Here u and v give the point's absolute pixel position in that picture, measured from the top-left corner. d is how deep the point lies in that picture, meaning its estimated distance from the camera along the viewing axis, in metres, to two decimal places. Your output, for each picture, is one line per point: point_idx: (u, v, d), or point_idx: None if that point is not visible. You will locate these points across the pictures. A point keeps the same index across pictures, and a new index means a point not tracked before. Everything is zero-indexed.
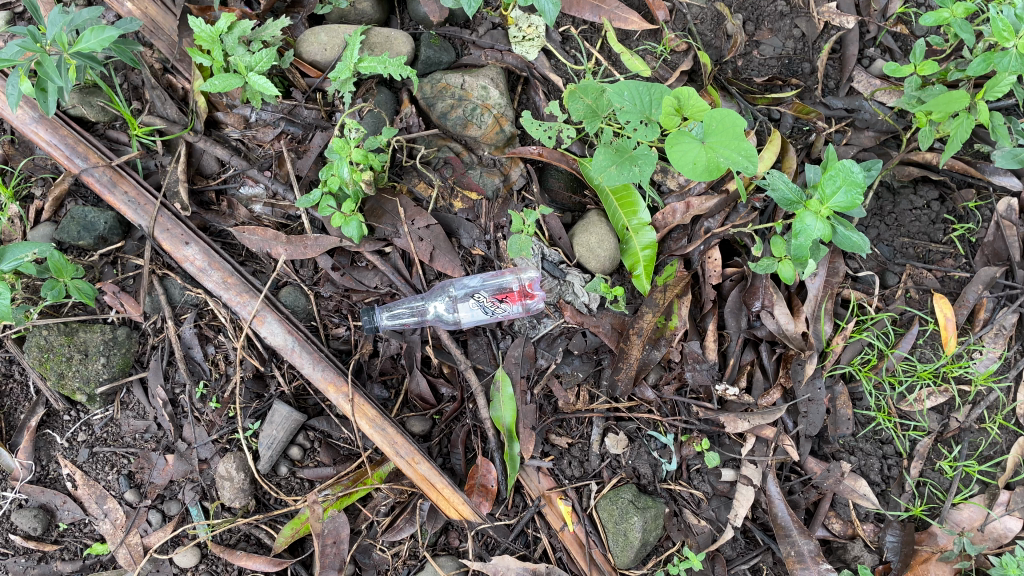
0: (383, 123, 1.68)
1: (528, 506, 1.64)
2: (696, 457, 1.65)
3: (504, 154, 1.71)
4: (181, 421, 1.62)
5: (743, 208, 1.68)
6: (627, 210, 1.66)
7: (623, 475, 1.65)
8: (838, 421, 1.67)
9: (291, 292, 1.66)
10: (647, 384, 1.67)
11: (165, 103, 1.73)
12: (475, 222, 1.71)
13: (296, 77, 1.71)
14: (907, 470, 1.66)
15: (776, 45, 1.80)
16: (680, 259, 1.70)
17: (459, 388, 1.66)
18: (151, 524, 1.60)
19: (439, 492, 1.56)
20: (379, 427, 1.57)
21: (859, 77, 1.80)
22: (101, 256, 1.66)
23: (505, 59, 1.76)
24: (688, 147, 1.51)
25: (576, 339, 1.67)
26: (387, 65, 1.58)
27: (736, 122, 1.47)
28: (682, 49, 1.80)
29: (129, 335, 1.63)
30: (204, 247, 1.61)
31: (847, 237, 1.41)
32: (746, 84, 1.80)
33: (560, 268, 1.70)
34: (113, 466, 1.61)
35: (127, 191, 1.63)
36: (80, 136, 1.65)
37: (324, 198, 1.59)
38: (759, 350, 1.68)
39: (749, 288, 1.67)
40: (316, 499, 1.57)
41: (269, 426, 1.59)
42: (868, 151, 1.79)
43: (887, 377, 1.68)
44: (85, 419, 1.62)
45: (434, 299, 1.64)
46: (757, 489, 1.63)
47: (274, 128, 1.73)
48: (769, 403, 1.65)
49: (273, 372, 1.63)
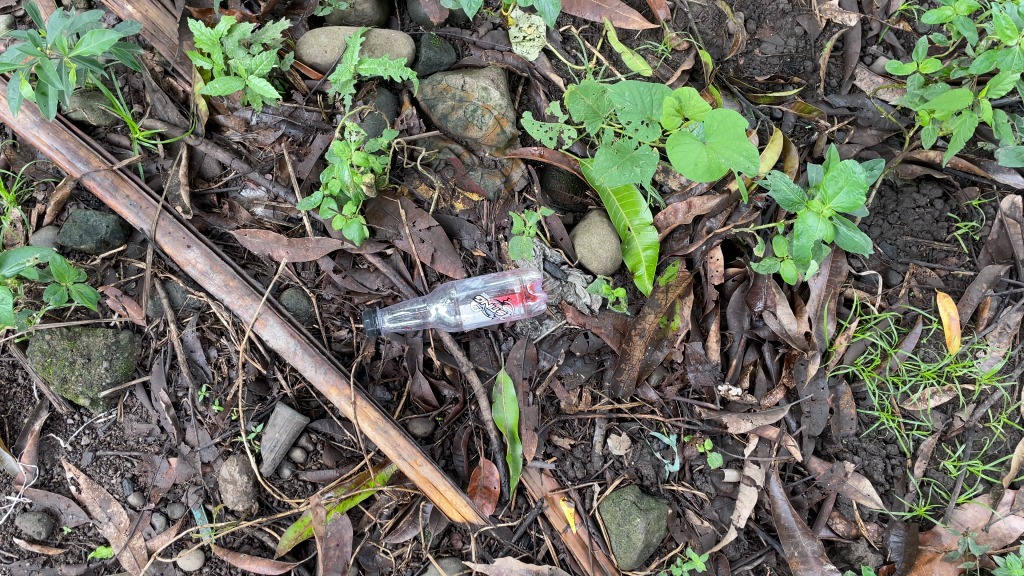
0: (384, 124, 1.68)
1: (530, 507, 1.64)
2: (699, 458, 1.65)
3: (505, 155, 1.71)
4: (184, 424, 1.62)
5: (745, 207, 1.68)
6: (630, 211, 1.66)
7: (626, 476, 1.64)
8: (842, 421, 1.66)
9: (293, 295, 1.66)
10: (649, 385, 1.67)
11: (166, 106, 1.73)
12: (476, 223, 1.71)
13: (296, 79, 1.71)
14: (911, 470, 1.66)
15: (778, 44, 1.79)
16: (682, 259, 1.70)
17: (462, 390, 1.66)
18: (155, 527, 1.60)
19: (442, 494, 1.57)
20: (382, 430, 1.57)
21: (861, 75, 1.79)
22: (102, 260, 1.66)
23: (505, 60, 1.76)
24: (689, 147, 1.50)
25: (579, 340, 1.67)
26: (387, 66, 1.58)
27: (737, 122, 1.45)
28: (683, 49, 1.79)
29: (132, 339, 1.63)
30: (205, 251, 1.61)
31: (849, 237, 1.40)
32: (748, 83, 1.80)
33: (562, 269, 1.70)
34: (116, 469, 1.61)
35: (128, 194, 1.63)
36: (81, 140, 1.65)
37: (325, 199, 1.59)
38: (762, 350, 1.68)
39: (752, 288, 1.67)
40: (319, 501, 1.57)
41: (272, 428, 1.59)
42: (870, 150, 1.78)
43: (890, 377, 1.67)
44: (89, 423, 1.62)
45: (435, 300, 1.64)
46: (760, 490, 1.63)
47: (275, 131, 1.73)
48: (773, 404, 1.65)
49: (276, 375, 1.63)
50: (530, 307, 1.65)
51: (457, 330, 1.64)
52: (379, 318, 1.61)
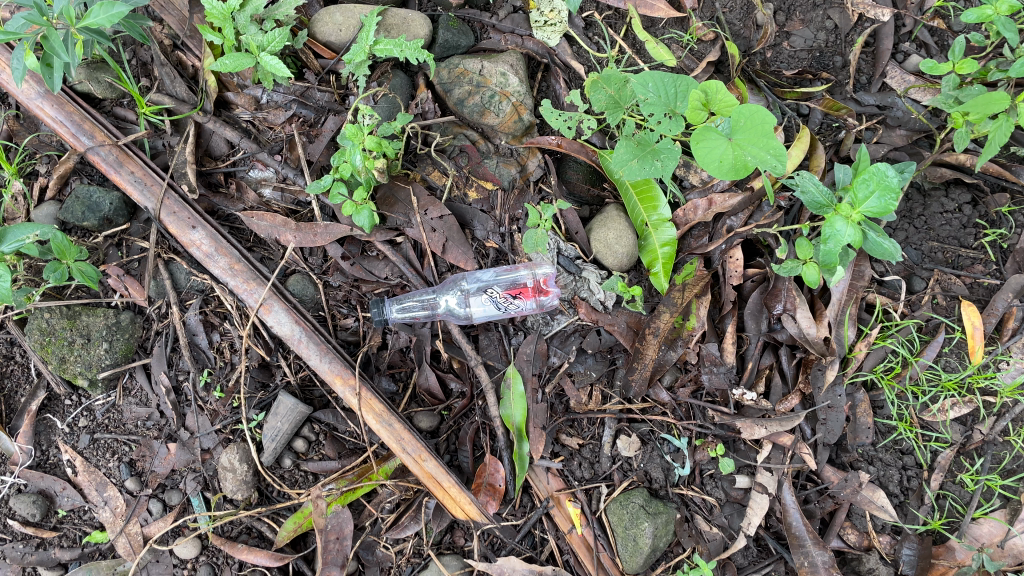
0: (398, 108, 1.63)
1: (535, 507, 1.60)
2: (710, 462, 1.60)
3: (522, 144, 1.66)
4: (184, 409, 1.58)
5: (768, 206, 1.62)
6: (648, 206, 1.61)
7: (634, 478, 1.60)
8: (857, 430, 1.62)
9: (299, 280, 1.61)
10: (662, 386, 1.62)
11: (174, 81, 1.68)
12: (490, 213, 1.66)
13: (309, 58, 1.66)
14: (927, 482, 1.61)
15: (807, 37, 1.73)
16: (700, 257, 1.65)
17: (469, 384, 1.62)
18: (151, 514, 1.56)
19: (446, 491, 1.52)
20: (387, 422, 1.53)
21: (892, 73, 1.73)
22: (105, 237, 1.62)
23: (525, 45, 1.71)
24: (714, 143, 1.45)
25: (590, 337, 1.63)
26: (403, 49, 1.52)
27: (766, 119, 1.40)
28: (708, 39, 1.73)
29: (133, 320, 1.59)
30: (211, 232, 1.58)
31: (877, 244, 1.34)
32: (775, 77, 1.75)
33: (576, 263, 1.65)
34: (113, 453, 1.58)
35: (133, 171, 1.59)
36: (86, 113, 1.60)
37: (335, 183, 1.55)
38: (779, 354, 1.64)
39: (771, 290, 1.62)
40: (319, 494, 1.54)
41: (273, 417, 1.55)
42: (899, 151, 1.72)
43: (910, 387, 1.62)
44: (87, 404, 1.59)
45: (445, 292, 1.60)
46: (772, 498, 1.58)
47: (286, 111, 1.67)
48: (788, 409, 1.60)
49: (279, 363, 1.59)
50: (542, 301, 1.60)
51: (467, 322, 1.59)
52: (387, 308, 1.57)
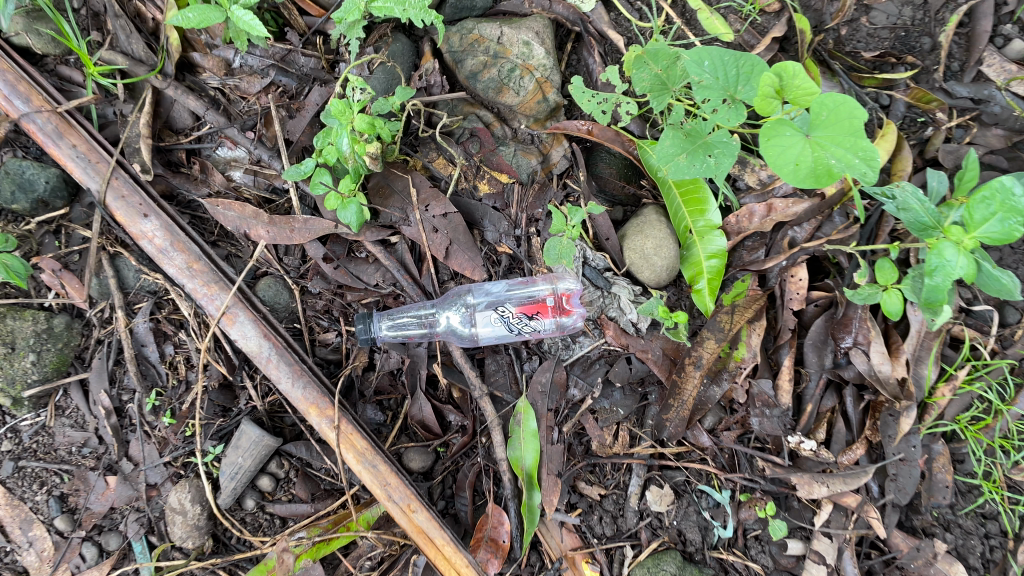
0: (397, 80, 1.35)
1: (545, 568, 1.33)
2: (756, 522, 1.34)
3: (544, 129, 1.39)
4: (127, 436, 1.32)
5: (840, 217, 1.34)
6: (693, 210, 1.35)
7: (665, 539, 1.33)
8: (933, 489, 1.35)
9: (271, 284, 1.33)
10: (702, 428, 1.35)
11: (130, 36, 1.38)
12: (503, 211, 1.38)
13: (292, 15, 1.37)
14: (1014, 556, 1.33)
15: (891, 12, 1.43)
16: (754, 275, 1.38)
17: (471, 418, 1.35)
18: (85, 560, 1.29)
19: (439, 550, 1.25)
20: (369, 464, 1.26)
21: (990, 59, 1.42)
22: (39, 224, 1.33)
23: (553, 8, 1.41)
24: (789, 141, 1.16)
25: (619, 367, 1.36)
26: (406, 8, 1.23)
27: (855, 112, 1.12)
28: (773, 10, 1.44)
29: (69, 326, 1.32)
30: (166, 223, 1.30)
31: (993, 278, 1.07)
32: (852, 60, 1.46)
33: (605, 277, 1.38)
34: (42, 485, 1.30)
35: (75, 143, 1.30)
36: (22, 72, 1.30)
37: (318, 170, 1.28)
38: (843, 395, 1.36)
39: (839, 320, 1.34)
40: (286, 546, 1.26)
41: (234, 451, 1.28)
42: (995, 154, 1.43)
43: (999, 440, 1.35)
44: (11, 425, 1.29)
45: (446, 306, 1.32)
46: (829, 570, 1.31)
47: (262, 78, 1.39)
48: (852, 462, 1.33)
49: (244, 384, 1.33)
50: (564, 322, 1.32)
51: (472, 344, 1.32)
52: (375, 326, 1.29)
